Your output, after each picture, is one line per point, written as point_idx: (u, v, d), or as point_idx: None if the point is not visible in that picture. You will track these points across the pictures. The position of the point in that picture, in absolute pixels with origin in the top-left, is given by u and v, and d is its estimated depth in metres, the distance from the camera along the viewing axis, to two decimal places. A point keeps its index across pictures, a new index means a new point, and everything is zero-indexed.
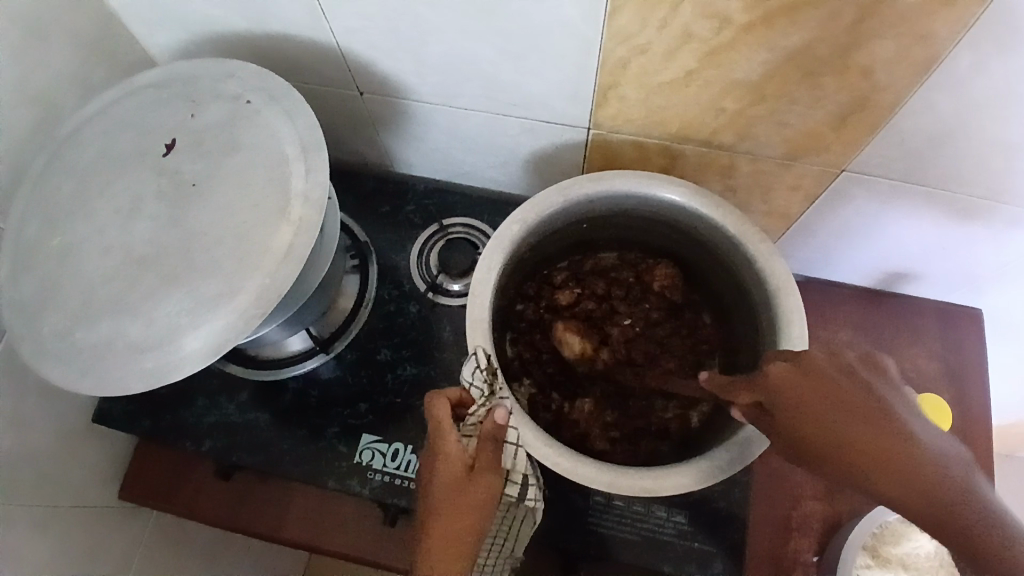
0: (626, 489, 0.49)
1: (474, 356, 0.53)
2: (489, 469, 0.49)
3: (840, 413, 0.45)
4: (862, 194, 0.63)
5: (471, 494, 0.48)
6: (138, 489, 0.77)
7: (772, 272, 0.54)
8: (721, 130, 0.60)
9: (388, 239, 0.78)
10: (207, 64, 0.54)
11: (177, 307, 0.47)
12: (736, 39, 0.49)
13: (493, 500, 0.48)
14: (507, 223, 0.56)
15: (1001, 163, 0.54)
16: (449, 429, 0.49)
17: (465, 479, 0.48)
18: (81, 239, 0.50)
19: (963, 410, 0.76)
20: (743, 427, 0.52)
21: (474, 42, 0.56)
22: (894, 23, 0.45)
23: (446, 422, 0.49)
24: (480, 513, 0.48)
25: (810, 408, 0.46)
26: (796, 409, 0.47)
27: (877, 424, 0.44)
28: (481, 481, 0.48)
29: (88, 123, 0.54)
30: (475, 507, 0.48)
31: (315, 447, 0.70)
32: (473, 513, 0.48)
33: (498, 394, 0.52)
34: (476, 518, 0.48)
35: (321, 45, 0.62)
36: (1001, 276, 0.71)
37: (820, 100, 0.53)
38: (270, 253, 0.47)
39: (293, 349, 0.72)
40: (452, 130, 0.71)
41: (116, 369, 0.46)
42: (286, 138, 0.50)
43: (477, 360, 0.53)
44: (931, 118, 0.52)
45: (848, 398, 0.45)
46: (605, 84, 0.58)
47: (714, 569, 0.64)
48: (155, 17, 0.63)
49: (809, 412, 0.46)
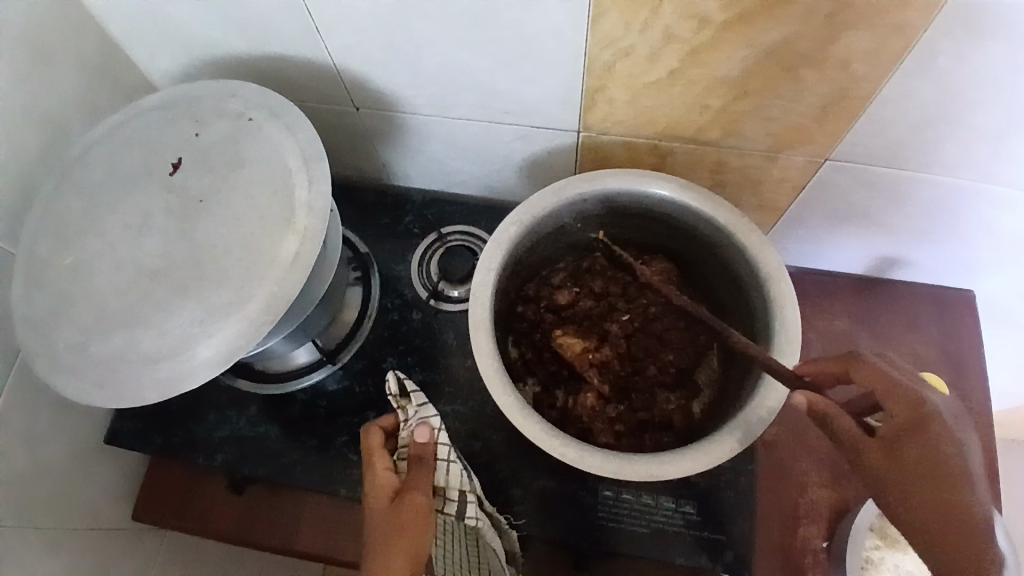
0: (632, 475, 0.50)
1: (389, 380, 0.61)
2: (418, 488, 0.55)
3: (952, 465, 0.48)
4: (849, 183, 0.65)
5: (405, 510, 0.53)
6: (152, 508, 0.78)
7: (764, 260, 0.56)
8: (708, 128, 0.62)
9: (389, 250, 0.80)
10: (209, 84, 0.57)
11: (188, 318, 0.48)
12: (716, 38, 0.51)
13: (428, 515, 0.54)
14: (505, 226, 0.58)
15: (980, 146, 0.56)
16: (380, 457, 0.58)
17: (398, 497, 0.54)
18: (93, 256, 0.52)
19: (963, 392, 0.77)
20: (750, 410, 0.53)
21: (467, 52, 0.59)
22: (865, 15, 0.47)
23: (375, 449, 0.58)
24: (417, 532, 0.53)
25: (925, 438, 0.48)
26: (908, 428, 0.49)
27: (955, 475, 0.48)
28: (413, 499, 0.54)
29: (97, 144, 0.56)
30: (412, 522, 0.53)
31: (326, 457, 0.71)
32: (410, 528, 0.53)
33: (421, 416, 0.59)
34: (415, 533, 0.52)
35: (317, 62, 0.64)
36: (992, 259, 0.73)
37: (800, 93, 0.55)
38: (278, 262, 0.48)
39: (299, 361, 0.73)
40: (446, 140, 0.73)
41: (131, 380, 0.47)
42: (289, 151, 0.52)
43: (391, 385, 0.61)
44: (908, 105, 0.54)
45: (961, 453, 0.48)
46: (593, 87, 0.60)
47: (725, 558, 0.65)
48: (156, 41, 0.66)
49: (916, 437, 0.48)
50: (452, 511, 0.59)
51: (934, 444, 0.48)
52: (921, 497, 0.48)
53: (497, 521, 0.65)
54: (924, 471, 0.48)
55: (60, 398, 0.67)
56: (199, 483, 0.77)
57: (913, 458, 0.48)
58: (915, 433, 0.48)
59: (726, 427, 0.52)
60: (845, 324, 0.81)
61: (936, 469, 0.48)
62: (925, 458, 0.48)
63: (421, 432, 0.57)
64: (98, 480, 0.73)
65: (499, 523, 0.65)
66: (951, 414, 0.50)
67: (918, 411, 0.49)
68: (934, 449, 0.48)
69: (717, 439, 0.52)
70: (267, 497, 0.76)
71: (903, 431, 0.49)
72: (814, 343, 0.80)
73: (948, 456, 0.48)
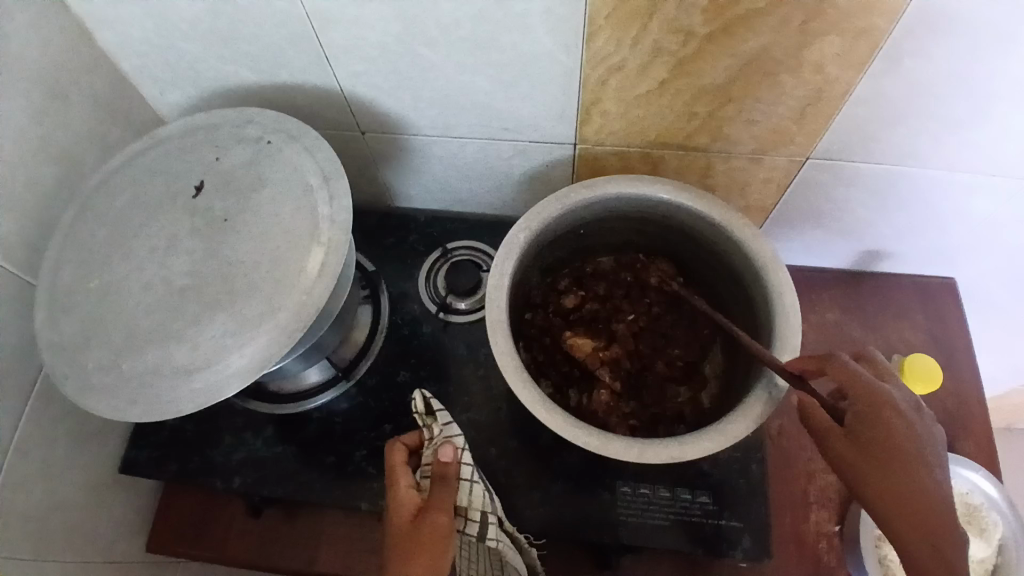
0: (654, 459, 0.52)
1: (415, 398, 0.62)
2: (440, 507, 0.54)
3: (910, 447, 0.49)
4: (830, 179, 0.70)
5: (425, 529, 0.53)
6: (165, 540, 0.77)
7: (759, 251, 0.59)
8: (696, 134, 0.67)
9: (395, 268, 0.82)
10: (227, 113, 0.60)
11: (221, 330, 0.50)
12: (701, 49, 0.56)
13: (447, 536, 0.53)
14: (515, 232, 0.61)
15: (947, 137, 0.61)
16: (404, 475, 0.58)
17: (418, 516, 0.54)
18: (120, 279, 0.53)
19: (954, 375, 0.80)
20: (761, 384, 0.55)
21: (468, 73, 0.62)
22: (834, 22, 0.52)
23: (398, 467, 0.57)
24: (435, 553, 0.52)
25: (885, 424, 0.50)
26: (870, 415, 0.51)
27: (914, 458, 0.49)
28: (434, 519, 0.53)
29: (117, 173, 0.59)
30: (430, 542, 0.52)
31: (345, 473, 0.72)
32: (429, 549, 0.52)
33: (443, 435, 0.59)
34: (434, 554, 0.52)
35: (326, 90, 0.68)
36: (968, 247, 0.78)
37: (780, 96, 0.60)
38: (305, 274, 0.51)
39: (311, 380, 0.74)
40: (448, 159, 0.76)
41: (166, 393, 0.49)
42: (308, 169, 0.55)
43: (417, 402, 0.62)
44: (879, 101, 0.58)
45: (919, 439, 0.50)
46: (588, 101, 0.64)
47: (744, 545, 0.66)
48: (168, 77, 0.69)
49: (877, 422, 0.50)
50: (473, 533, 0.59)
51: (894, 427, 0.50)
52: (885, 479, 0.49)
53: (518, 540, 0.65)
54: (886, 456, 0.49)
55: (75, 427, 0.68)
56: (214, 510, 0.77)
57: (877, 442, 0.50)
58: (878, 420, 0.50)
59: (740, 406, 0.55)
60: (836, 316, 0.85)
61: (895, 450, 0.49)
62: (887, 441, 0.49)
63: (445, 451, 0.57)
64: (112, 511, 0.72)
65: (519, 545, 0.65)
66: (913, 408, 0.52)
67: (878, 400, 0.51)
68: (894, 433, 0.49)
69: (734, 418, 0.54)
70: (284, 520, 0.76)
71: (866, 419, 0.51)
72: (808, 336, 0.84)
73: (906, 439, 0.49)
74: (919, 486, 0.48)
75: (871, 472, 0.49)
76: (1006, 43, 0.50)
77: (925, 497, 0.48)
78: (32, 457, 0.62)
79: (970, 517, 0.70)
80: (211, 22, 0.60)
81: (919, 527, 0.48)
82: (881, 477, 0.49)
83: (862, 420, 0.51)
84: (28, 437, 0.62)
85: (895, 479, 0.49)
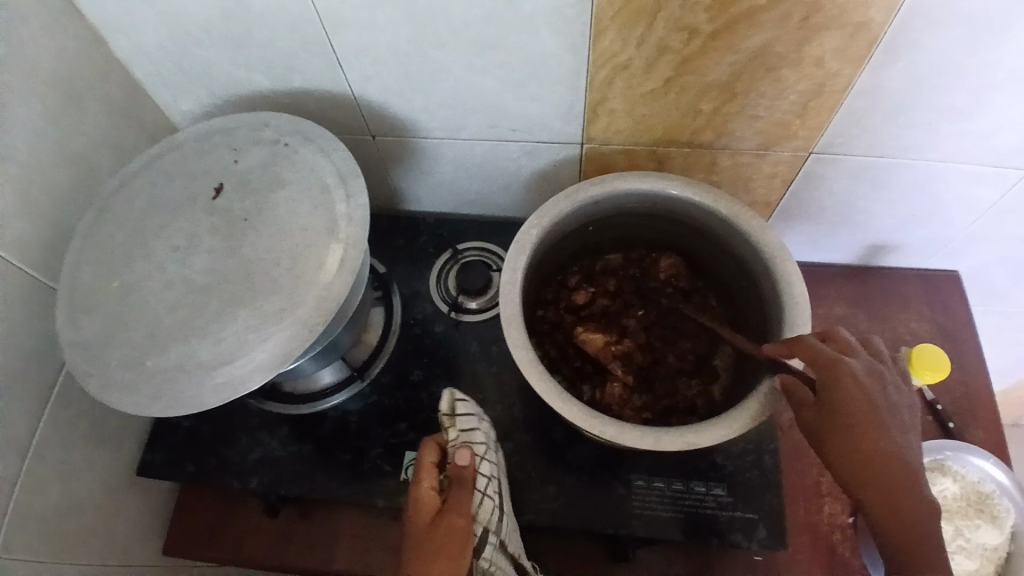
0: (670, 446, 0.53)
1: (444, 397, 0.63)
2: (459, 510, 0.54)
3: (874, 421, 0.50)
4: (833, 173, 0.71)
5: (444, 530, 0.53)
6: (182, 541, 0.77)
7: (767, 242, 0.60)
8: (701, 131, 0.68)
9: (406, 270, 0.83)
10: (245, 116, 0.61)
11: (243, 325, 0.51)
12: (705, 47, 0.58)
13: (466, 539, 0.53)
14: (527, 228, 0.62)
15: (948, 128, 0.62)
16: (428, 475, 0.56)
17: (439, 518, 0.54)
18: (142, 278, 0.54)
19: (962, 365, 0.81)
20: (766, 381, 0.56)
21: (478, 75, 0.64)
22: (835, 16, 0.53)
23: (425, 466, 0.56)
24: (452, 556, 0.52)
25: (849, 400, 0.50)
26: (836, 392, 0.51)
27: (878, 433, 0.50)
28: (453, 521, 0.53)
29: (137, 176, 0.60)
30: (449, 544, 0.52)
31: (361, 470, 0.73)
32: (447, 552, 0.52)
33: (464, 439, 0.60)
34: (451, 556, 0.52)
35: (338, 94, 0.69)
36: (972, 237, 0.79)
37: (783, 91, 0.61)
38: (325, 270, 0.52)
39: (325, 381, 0.74)
40: (457, 161, 0.78)
41: (190, 388, 0.50)
42: (325, 169, 0.57)
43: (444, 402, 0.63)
44: (881, 94, 0.60)
45: (883, 412, 0.50)
46: (595, 100, 0.65)
47: (758, 535, 0.67)
48: (183, 84, 0.70)
49: (844, 400, 0.51)
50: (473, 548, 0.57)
51: (857, 403, 0.50)
52: (850, 453, 0.50)
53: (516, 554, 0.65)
54: (850, 431, 0.50)
55: (93, 430, 0.68)
56: (230, 510, 0.78)
57: (840, 418, 0.51)
58: (842, 396, 0.51)
59: (754, 393, 0.56)
60: (843, 310, 0.85)
61: (859, 424, 0.50)
62: (851, 417, 0.50)
63: (465, 454, 0.57)
64: (128, 513, 0.73)
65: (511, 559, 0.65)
66: (881, 379, 0.52)
67: (843, 377, 0.51)
68: (857, 407, 0.50)
69: (747, 404, 0.55)
70: (301, 519, 0.77)
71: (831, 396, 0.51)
72: (815, 328, 0.84)
73: (869, 414, 0.50)
74: (883, 459, 0.49)
75: (835, 446, 0.51)
76: (1003, 33, 0.52)
77: (890, 469, 0.49)
78: (52, 459, 0.63)
79: (982, 504, 0.70)
80: (226, 29, 0.62)
81: (885, 497, 0.49)
82: (845, 451, 0.50)
83: (827, 398, 0.52)
84: (48, 439, 0.63)
85: (858, 453, 0.50)
